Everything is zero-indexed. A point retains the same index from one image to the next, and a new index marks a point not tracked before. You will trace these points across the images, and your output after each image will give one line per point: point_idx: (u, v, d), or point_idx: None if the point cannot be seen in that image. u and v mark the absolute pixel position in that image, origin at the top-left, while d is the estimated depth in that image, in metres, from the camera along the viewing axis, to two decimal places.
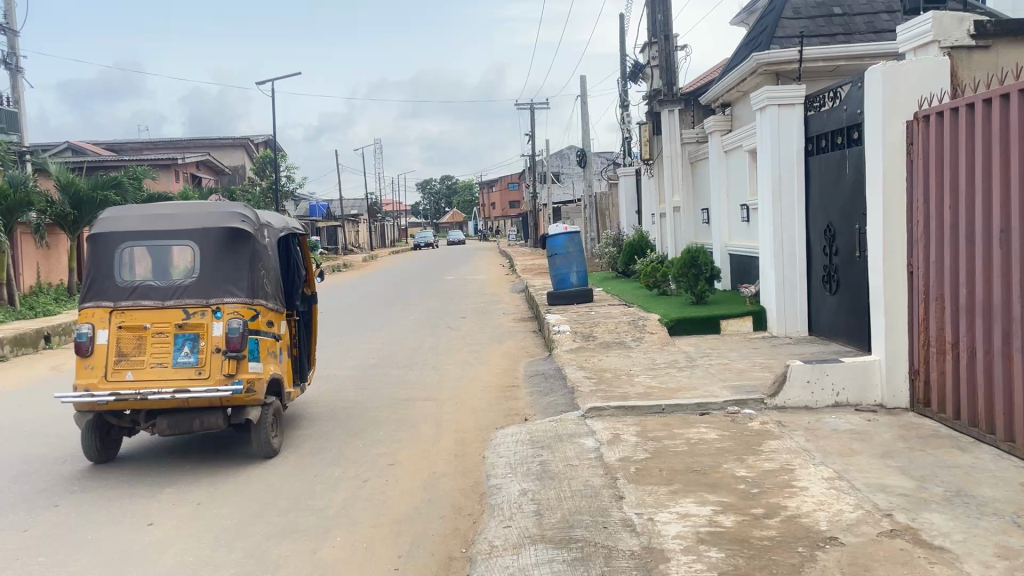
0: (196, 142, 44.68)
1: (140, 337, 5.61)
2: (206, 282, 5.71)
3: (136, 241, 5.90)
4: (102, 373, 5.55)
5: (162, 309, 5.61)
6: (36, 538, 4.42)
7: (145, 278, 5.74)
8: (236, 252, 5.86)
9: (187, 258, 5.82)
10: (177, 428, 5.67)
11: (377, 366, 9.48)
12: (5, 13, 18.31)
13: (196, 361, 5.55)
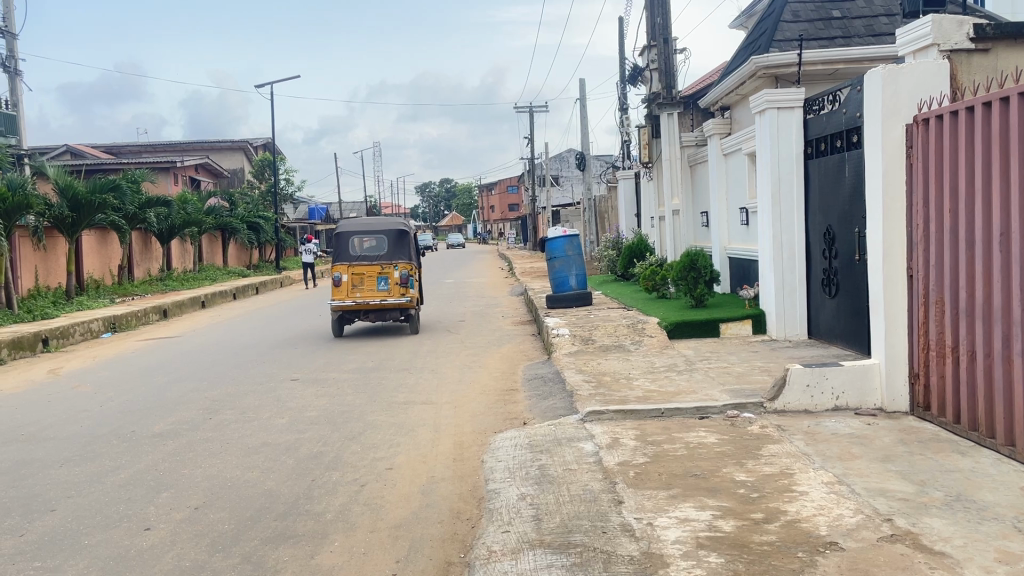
0: (194, 146, 44.70)
1: (362, 277, 12.40)
2: (390, 253, 12.56)
3: (355, 235, 12.70)
4: (346, 293, 12.34)
5: (372, 265, 12.41)
6: (32, 543, 4.40)
7: (361, 252, 12.56)
8: (402, 240, 12.72)
9: (378, 242, 12.64)
10: (378, 317, 12.47)
11: (376, 370, 9.44)
12: (4, 15, 18.31)
13: (388, 288, 12.37)
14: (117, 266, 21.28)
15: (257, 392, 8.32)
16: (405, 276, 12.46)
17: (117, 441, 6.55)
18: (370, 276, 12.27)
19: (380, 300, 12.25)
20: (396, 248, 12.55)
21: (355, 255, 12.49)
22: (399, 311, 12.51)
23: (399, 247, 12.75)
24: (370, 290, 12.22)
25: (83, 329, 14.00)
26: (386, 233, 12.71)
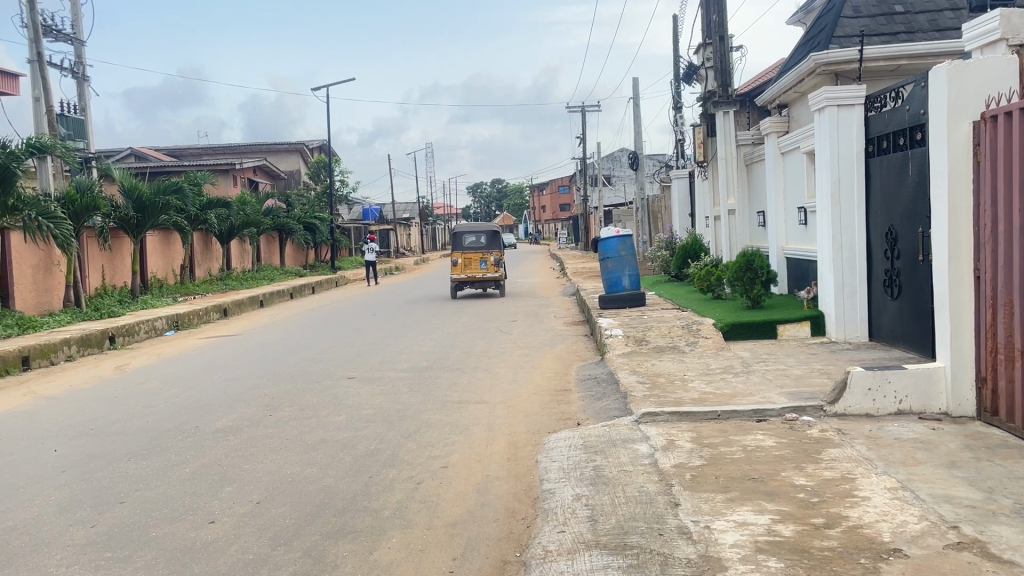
0: (252, 148, 45.64)
1: (471, 261, 19.32)
2: (488, 245, 19.49)
3: (463, 235, 19.67)
4: (461, 270, 19.28)
5: (477, 252, 19.33)
6: (103, 534, 4.55)
7: (469, 244, 19.49)
8: (495, 237, 19.67)
9: (479, 239, 19.60)
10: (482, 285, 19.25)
11: (430, 368, 9.55)
12: (73, 23, 18.94)
13: (488, 267, 19.23)
14: (179, 266, 21.88)
15: (315, 390, 8.47)
16: (497, 260, 19.39)
17: (181, 436, 6.74)
18: (475, 258, 19.22)
19: (483, 274, 19.07)
20: (492, 242, 19.46)
21: (465, 246, 19.45)
22: (495, 283, 19.38)
23: (493, 242, 19.70)
24: (476, 268, 19.08)
25: (147, 327, 14.40)
26: (484, 233, 19.71)
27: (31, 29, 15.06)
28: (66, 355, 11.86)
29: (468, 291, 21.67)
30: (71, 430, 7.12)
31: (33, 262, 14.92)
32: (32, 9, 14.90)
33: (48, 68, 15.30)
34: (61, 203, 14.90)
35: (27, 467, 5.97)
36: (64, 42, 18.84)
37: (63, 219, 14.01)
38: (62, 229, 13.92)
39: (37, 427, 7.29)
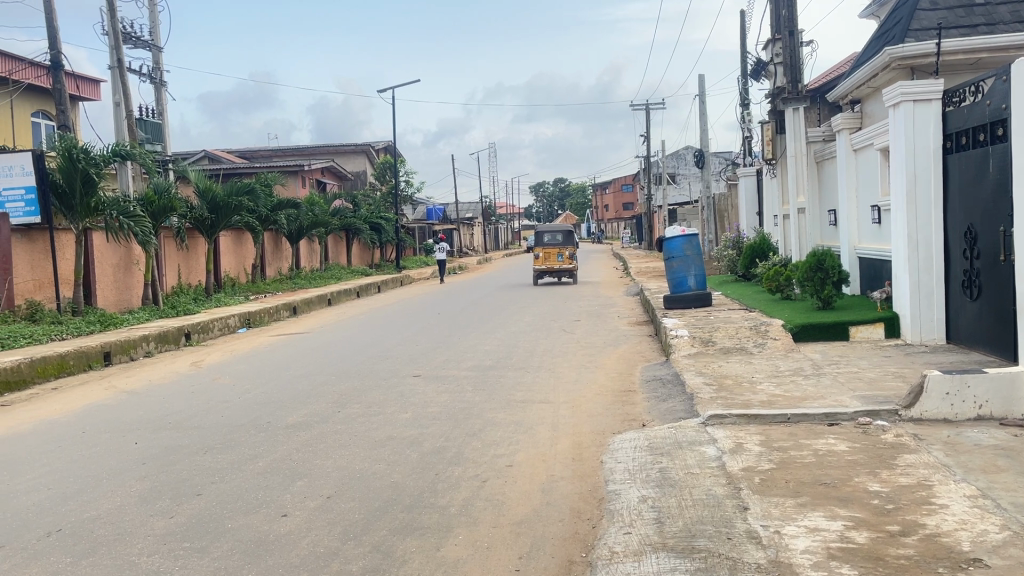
0: (320, 149, 46.51)
1: (550, 256, 24.13)
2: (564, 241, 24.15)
3: (544, 233, 24.32)
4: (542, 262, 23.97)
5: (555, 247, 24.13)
6: (182, 525, 4.72)
7: (549, 241, 24.21)
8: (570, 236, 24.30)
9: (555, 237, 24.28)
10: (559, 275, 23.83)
11: (495, 367, 9.61)
12: (151, 30, 19.60)
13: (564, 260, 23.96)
14: (250, 265, 22.47)
15: (381, 387, 8.62)
16: (571, 255, 24.03)
17: (254, 431, 6.93)
18: (554, 253, 23.98)
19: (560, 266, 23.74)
20: (567, 239, 24.15)
21: (545, 243, 24.18)
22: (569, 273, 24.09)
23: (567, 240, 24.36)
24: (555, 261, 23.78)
25: (221, 325, 14.84)
26: (560, 232, 24.35)
27: (111, 37, 15.65)
28: (144, 352, 12.31)
29: (545, 280, 26.16)
30: (151, 423, 7.41)
31: (114, 260, 15.54)
32: (113, 17, 15.48)
33: (128, 74, 15.90)
34: (141, 204, 15.49)
35: (110, 459, 6.22)
36: (142, 49, 19.52)
37: (142, 217, 14.57)
38: (142, 228, 14.47)
39: (120, 420, 7.60)
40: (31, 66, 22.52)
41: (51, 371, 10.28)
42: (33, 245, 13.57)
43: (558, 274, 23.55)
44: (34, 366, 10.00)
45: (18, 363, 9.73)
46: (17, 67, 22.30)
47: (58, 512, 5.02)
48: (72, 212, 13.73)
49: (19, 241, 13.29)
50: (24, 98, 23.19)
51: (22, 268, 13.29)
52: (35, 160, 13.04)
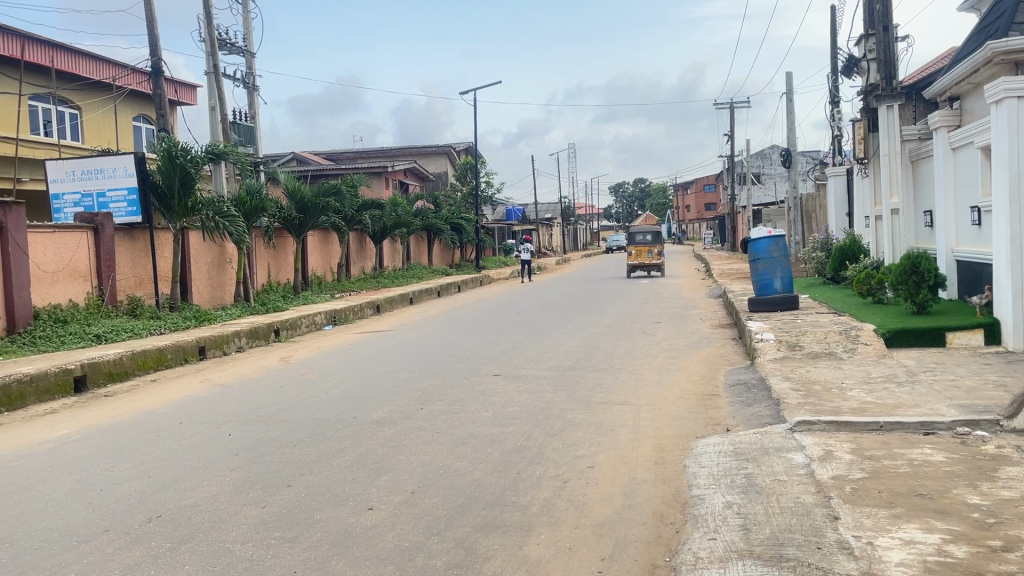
0: (403, 151, 47.33)
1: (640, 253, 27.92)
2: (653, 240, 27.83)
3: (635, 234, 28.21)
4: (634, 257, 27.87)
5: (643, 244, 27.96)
6: (272, 515, 4.88)
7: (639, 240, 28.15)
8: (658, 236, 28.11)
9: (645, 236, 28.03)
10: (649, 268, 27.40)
11: (575, 368, 9.60)
12: (245, 36, 20.30)
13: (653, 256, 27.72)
14: (336, 264, 23.07)
15: (463, 386, 8.73)
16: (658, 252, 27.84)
17: (340, 426, 7.11)
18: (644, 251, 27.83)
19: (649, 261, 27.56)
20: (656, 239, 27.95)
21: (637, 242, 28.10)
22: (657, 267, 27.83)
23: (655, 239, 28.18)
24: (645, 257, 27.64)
25: (308, 322, 15.30)
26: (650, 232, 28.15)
27: (208, 44, 16.28)
28: (237, 346, 12.79)
29: (636, 273, 30.12)
30: (243, 415, 7.70)
31: (208, 259, 16.19)
32: (209, 24, 16.10)
33: (223, 79, 16.52)
34: (235, 204, 16.11)
35: (205, 449, 6.49)
36: (237, 54, 20.25)
37: (236, 217, 15.13)
38: (236, 227, 15.02)
39: (214, 412, 7.93)
40: (133, 72, 23.63)
41: (150, 364, 10.76)
42: (134, 245, 14.13)
43: (650, 268, 27.24)
44: (135, 359, 10.49)
45: (120, 356, 10.25)
46: (120, 73, 23.44)
47: (159, 499, 5.26)
48: (170, 213, 14.39)
49: (123, 240, 13.87)
50: (126, 103, 24.35)
51: (124, 266, 13.85)
52: (136, 162, 13.88)
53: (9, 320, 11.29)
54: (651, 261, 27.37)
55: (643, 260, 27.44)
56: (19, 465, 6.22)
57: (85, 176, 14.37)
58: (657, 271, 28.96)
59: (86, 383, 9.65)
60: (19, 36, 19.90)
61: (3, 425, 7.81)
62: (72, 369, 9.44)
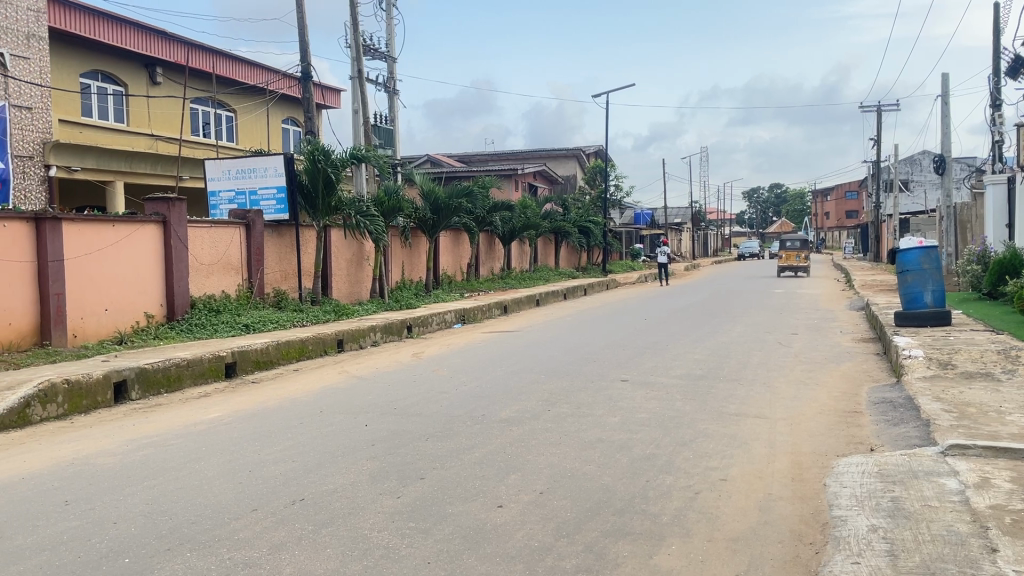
0: (533, 154, 47.76)
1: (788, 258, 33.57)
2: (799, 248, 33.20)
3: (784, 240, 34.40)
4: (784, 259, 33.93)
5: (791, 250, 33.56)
6: (406, 506, 5.03)
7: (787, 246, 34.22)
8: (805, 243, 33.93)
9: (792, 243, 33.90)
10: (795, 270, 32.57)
11: (706, 377, 9.41)
12: (387, 42, 21.05)
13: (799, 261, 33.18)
14: (466, 264, 23.55)
15: (590, 389, 8.72)
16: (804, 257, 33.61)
17: (470, 422, 7.26)
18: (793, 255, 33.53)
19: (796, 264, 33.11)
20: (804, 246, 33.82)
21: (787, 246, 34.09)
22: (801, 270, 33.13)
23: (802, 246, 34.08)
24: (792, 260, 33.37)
25: (439, 320, 15.68)
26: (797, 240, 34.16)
27: (353, 49, 16.96)
28: (372, 341, 13.29)
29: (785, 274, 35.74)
30: (378, 407, 7.99)
31: (348, 256, 16.91)
32: (356, 31, 16.78)
33: (367, 84, 17.16)
34: (374, 204, 16.76)
35: (344, 438, 6.77)
36: (379, 60, 21.02)
37: (376, 217, 15.74)
38: (375, 225, 15.64)
39: (352, 402, 8.28)
40: (284, 77, 24.96)
41: (293, 354, 11.34)
42: (281, 241, 14.91)
43: (797, 268, 32.48)
44: (279, 349, 11.09)
45: (266, 346, 10.85)
46: (273, 78, 24.83)
47: (302, 483, 5.54)
48: (315, 211, 15.12)
49: (271, 236, 14.65)
50: (277, 106, 25.77)
51: (271, 260, 14.64)
52: (285, 163, 14.59)
53: (169, 308, 12.16)
54: (799, 264, 32.77)
55: (792, 263, 32.90)
56: (178, 444, 6.70)
57: (239, 175, 15.24)
58: (803, 270, 34.28)
59: (236, 369, 10.28)
60: (185, 44, 21.45)
61: (163, 405, 8.44)
62: (224, 356, 10.08)
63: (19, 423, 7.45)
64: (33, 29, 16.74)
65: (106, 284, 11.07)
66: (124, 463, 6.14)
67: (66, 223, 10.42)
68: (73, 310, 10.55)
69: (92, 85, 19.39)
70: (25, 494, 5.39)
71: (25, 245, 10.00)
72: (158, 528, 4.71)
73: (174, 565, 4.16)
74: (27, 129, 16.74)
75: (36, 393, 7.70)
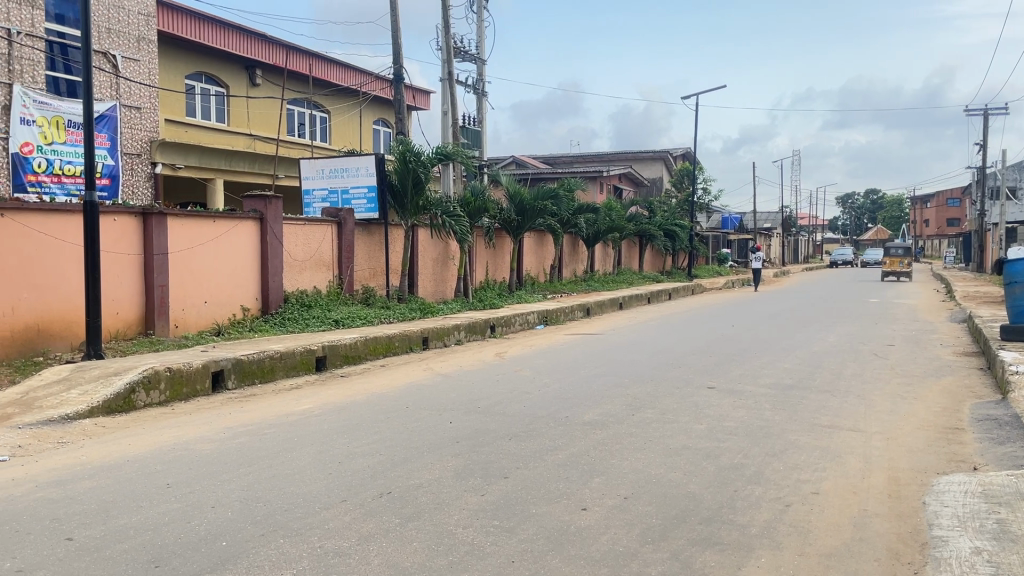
0: (619, 156, 47.38)
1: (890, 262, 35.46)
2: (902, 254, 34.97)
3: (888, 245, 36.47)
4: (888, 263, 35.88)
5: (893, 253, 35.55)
6: (491, 504, 5.07)
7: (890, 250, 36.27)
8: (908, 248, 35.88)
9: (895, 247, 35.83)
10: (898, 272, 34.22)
11: (796, 387, 9.16)
12: (477, 44, 21.25)
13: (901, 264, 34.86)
14: (549, 265, 23.61)
15: (676, 395, 8.60)
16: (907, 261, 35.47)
17: (553, 424, 7.26)
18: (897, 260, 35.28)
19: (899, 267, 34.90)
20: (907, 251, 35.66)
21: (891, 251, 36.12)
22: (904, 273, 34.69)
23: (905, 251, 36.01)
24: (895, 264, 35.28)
25: (522, 320, 15.73)
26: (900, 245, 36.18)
27: (444, 51, 17.19)
28: (456, 339, 13.44)
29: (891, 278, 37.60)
30: (463, 405, 8.08)
31: (433, 255, 17.18)
32: (447, 33, 17.01)
33: (456, 85, 17.38)
34: (460, 204, 16.97)
35: (429, 434, 6.87)
36: (469, 61, 21.24)
37: (461, 217, 15.99)
38: (461, 225, 15.88)
39: (437, 399, 8.40)
40: (376, 79, 25.49)
41: (380, 350, 11.59)
42: (371, 238, 15.27)
43: (898, 272, 34.03)
44: (367, 344, 11.34)
45: (355, 341, 11.11)
46: (366, 80, 25.39)
47: (389, 476, 5.64)
48: (403, 210, 15.40)
49: (361, 234, 15.01)
50: (368, 107, 26.32)
51: (360, 257, 14.98)
52: (376, 162, 14.82)
53: (264, 302, 12.60)
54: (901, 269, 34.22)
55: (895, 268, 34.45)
56: (271, 433, 6.92)
57: (333, 174, 15.52)
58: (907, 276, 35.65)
59: (326, 362, 10.57)
60: (284, 47, 22.14)
61: (256, 396, 8.72)
62: (315, 350, 10.37)
63: (125, 408, 7.84)
64: (144, 33, 17.57)
65: (206, 277, 11.53)
66: (220, 449, 6.39)
67: (170, 218, 10.89)
68: (175, 301, 11.04)
69: (196, 86, 20.22)
70: (129, 476, 5.66)
71: (132, 239, 10.51)
72: (253, 514, 4.88)
73: (267, 551, 4.30)
74: (136, 128, 17.59)
75: (140, 380, 8.08)
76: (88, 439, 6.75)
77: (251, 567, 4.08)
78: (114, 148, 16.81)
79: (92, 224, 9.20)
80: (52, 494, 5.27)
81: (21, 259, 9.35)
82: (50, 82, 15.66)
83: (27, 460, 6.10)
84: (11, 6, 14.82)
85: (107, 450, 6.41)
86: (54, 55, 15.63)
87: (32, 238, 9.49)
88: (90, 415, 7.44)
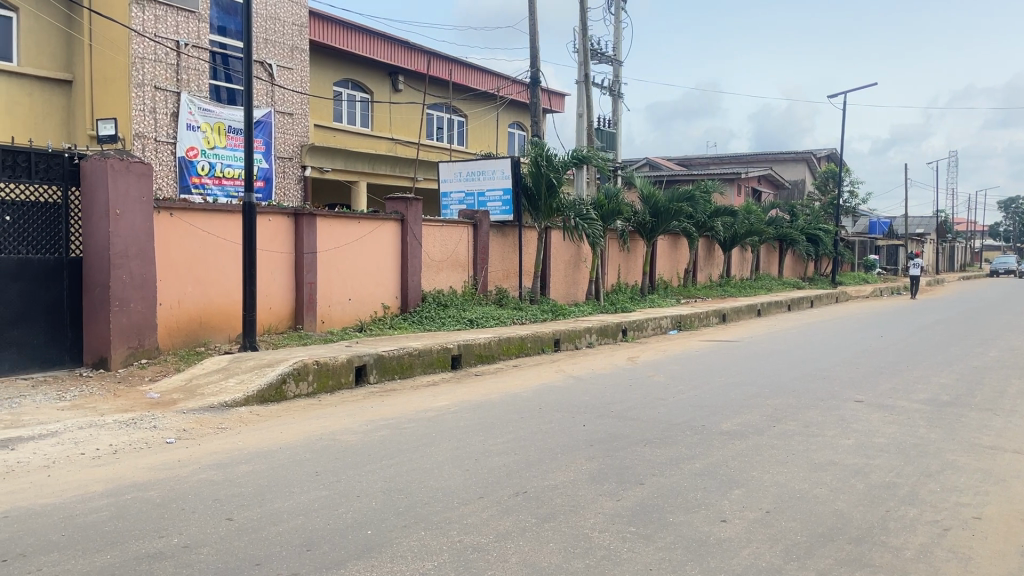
0: (759, 157, 45.93)
1: None
2: None
3: None
4: None
5: None
6: (628, 510, 5.02)
7: None
8: None
9: None
10: None
11: (952, 403, 8.59)
12: (614, 46, 21.16)
13: None
14: (683, 269, 23.14)
15: (820, 407, 8.25)
16: None
17: (690, 432, 7.11)
18: None
19: None
20: None
21: None
22: None
23: None
24: None
25: (654, 325, 15.54)
26: None
27: (581, 53, 17.20)
28: (588, 342, 13.42)
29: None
30: (597, 408, 8.06)
31: (565, 257, 17.23)
32: (585, 36, 17.03)
33: (593, 87, 17.35)
34: (594, 206, 16.95)
35: (563, 436, 6.89)
36: (606, 64, 21.18)
37: (594, 220, 16.02)
38: (593, 228, 15.92)
39: (571, 401, 8.42)
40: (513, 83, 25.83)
41: (513, 350, 11.74)
42: (505, 240, 15.50)
43: None
44: (501, 344, 11.51)
45: (489, 341, 11.30)
46: (502, 84, 25.77)
47: (524, 476, 5.70)
48: (538, 212, 15.52)
49: (495, 235, 15.25)
50: (504, 111, 26.71)
51: (494, 258, 15.23)
52: (512, 166, 15.01)
53: (403, 300, 13.03)
54: None
55: None
56: (410, 428, 7.15)
57: (469, 177, 15.81)
58: None
59: (461, 360, 10.80)
60: (425, 53, 22.79)
61: (396, 391, 9.03)
62: (451, 348, 10.62)
63: (277, 398, 8.29)
64: (297, 42, 18.54)
65: (351, 275, 12.04)
66: (364, 441, 6.65)
67: (320, 218, 11.44)
68: (322, 297, 11.58)
69: (343, 92, 21.15)
70: (281, 463, 5.99)
71: (284, 238, 11.11)
72: (396, 505, 5.05)
73: (410, 542, 4.43)
74: (290, 133, 18.59)
75: (291, 371, 8.52)
76: (245, 426, 7.20)
77: (396, 556, 4.23)
78: (268, 152, 17.98)
79: (250, 223, 9.78)
80: (213, 476, 5.64)
81: (186, 256, 10.06)
82: (213, 90, 16.75)
83: (191, 443, 6.56)
84: (180, 19, 15.87)
85: (261, 437, 6.79)
86: (217, 65, 16.71)
87: (196, 236, 10.18)
88: (246, 404, 7.92)
